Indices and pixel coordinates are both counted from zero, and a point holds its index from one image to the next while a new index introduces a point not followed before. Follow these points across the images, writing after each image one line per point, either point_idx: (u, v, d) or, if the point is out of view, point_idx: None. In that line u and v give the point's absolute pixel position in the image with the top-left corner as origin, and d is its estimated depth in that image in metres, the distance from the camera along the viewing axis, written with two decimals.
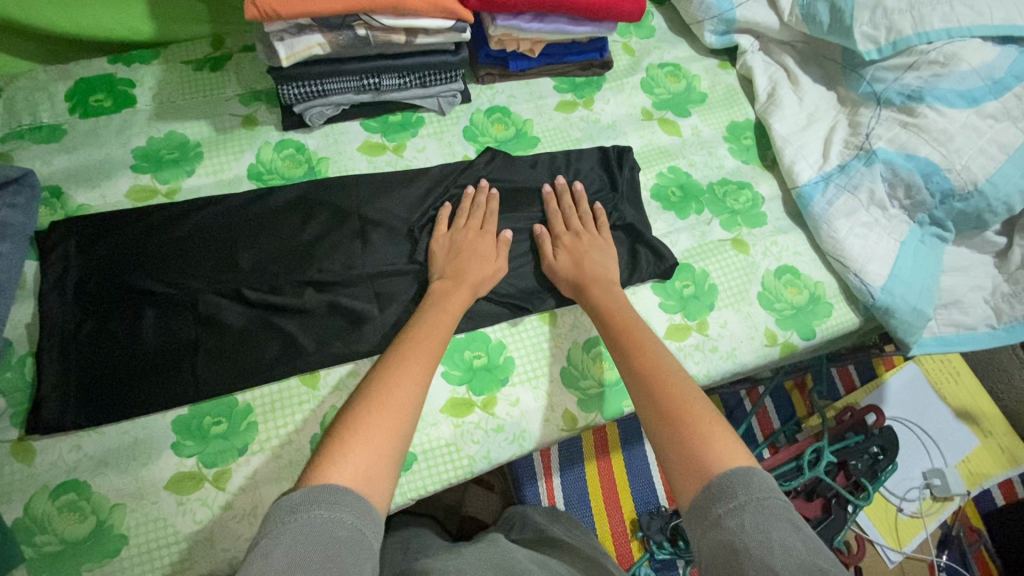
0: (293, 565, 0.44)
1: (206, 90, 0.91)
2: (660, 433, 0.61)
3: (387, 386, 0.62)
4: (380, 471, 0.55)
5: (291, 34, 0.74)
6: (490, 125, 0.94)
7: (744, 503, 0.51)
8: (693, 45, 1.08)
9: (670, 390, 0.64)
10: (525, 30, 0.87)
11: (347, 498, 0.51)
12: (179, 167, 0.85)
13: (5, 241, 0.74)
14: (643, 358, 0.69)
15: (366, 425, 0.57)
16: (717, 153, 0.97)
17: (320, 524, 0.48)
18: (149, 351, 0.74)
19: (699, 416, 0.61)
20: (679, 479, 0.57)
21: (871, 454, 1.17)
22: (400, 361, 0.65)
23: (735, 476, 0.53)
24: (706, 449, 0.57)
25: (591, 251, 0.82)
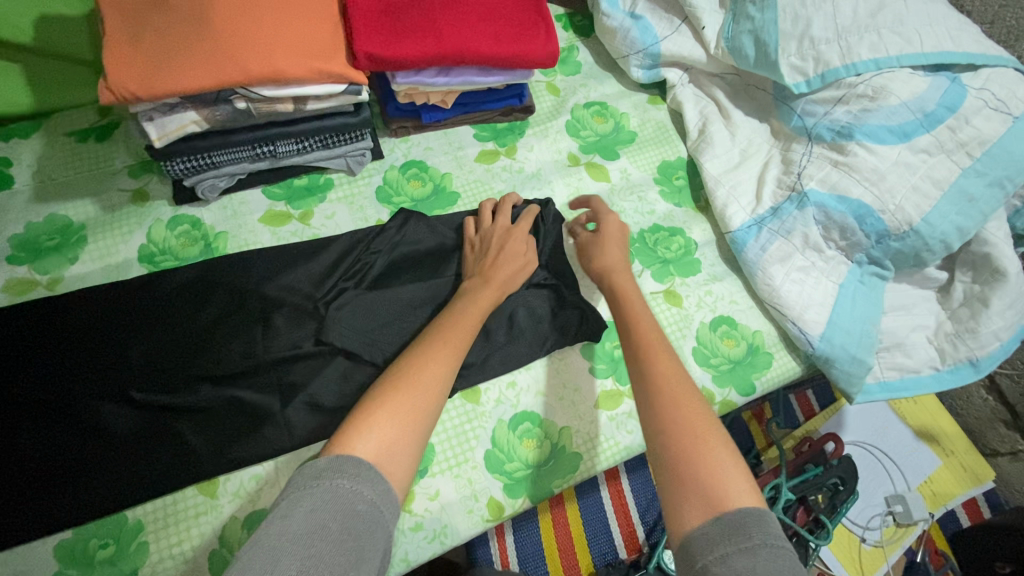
0: (310, 531, 0.44)
1: (92, 163, 0.84)
2: (666, 428, 0.57)
3: (422, 370, 0.61)
4: (403, 452, 0.55)
5: (162, 113, 0.68)
6: (406, 183, 0.89)
7: (758, 545, 0.46)
8: (621, 79, 1.03)
9: (679, 391, 0.60)
10: (431, 84, 0.81)
11: (367, 472, 0.51)
12: (61, 255, 0.78)
13: None
14: (659, 355, 0.65)
15: (395, 403, 0.57)
16: (647, 198, 0.93)
17: (340, 490, 0.48)
18: (24, 467, 0.67)
19: (709, 427, 0.57)
20: (677, 495, 0.52)
21: (832, 485, 1.14)
22: (433, 345, 0.65)
23: (751, 514, 0.48)
24: (708, 463, 0.53)
25: (614, 242, 0.82)
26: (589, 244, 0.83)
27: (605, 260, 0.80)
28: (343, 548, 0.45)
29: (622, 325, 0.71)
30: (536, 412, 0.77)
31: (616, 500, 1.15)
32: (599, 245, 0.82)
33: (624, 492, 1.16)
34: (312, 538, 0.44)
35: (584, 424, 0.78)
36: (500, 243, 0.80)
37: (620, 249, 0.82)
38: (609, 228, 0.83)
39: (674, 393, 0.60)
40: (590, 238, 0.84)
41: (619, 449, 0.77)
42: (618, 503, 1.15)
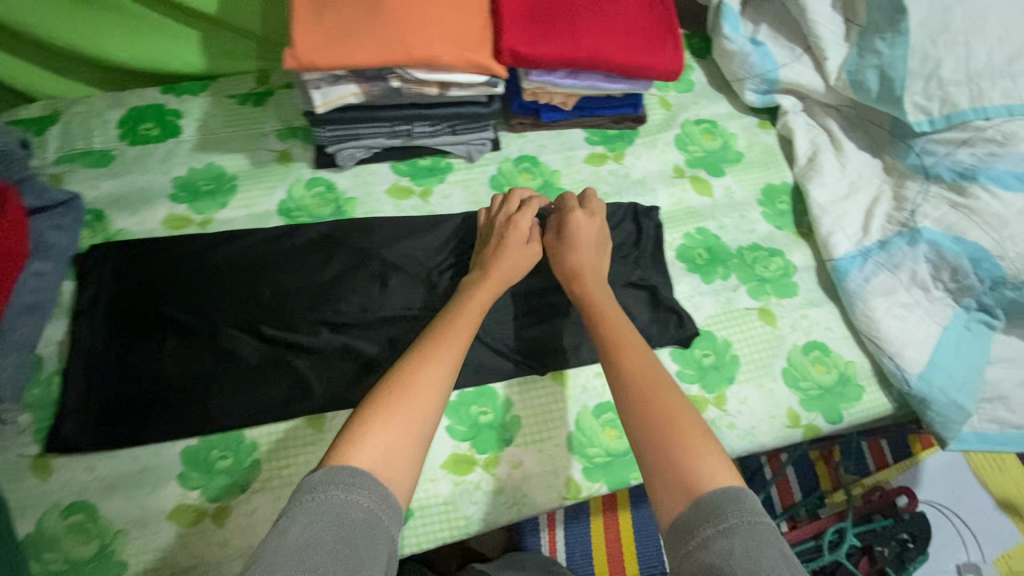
0: (307, 546, 0.44)
1: (247, 124, 0.94)
2: (647, 431, 0.57)
3: (420, 371, 0.59)
4: (403, 459, 0.53)
5: (328, 83, 0.75)
6: (517, 175, 0.94)
7: (734, 525, 0.47)
8: (732, 101, 1.05)
9: (657, 390, 0.60)
10: (559, 84, 0.86)
11: (366, 480, 0.49)
12: (214, 199, 0.88)
13: (48, 261, 0.79)
14: (633, 353, 0.64)
15: (393, 404, 0.55)
16: (748, 217, 0.94)
17: (334, 507, 0.46)
18: (164, 377, 0.75)
19: (683, 418, 0.57)
20: (661, 490, 0.53)
21: (899, 541, 1.10)
22: (436, 344, 0.63)
23: (725, 496, 0.49)
24: (694, 460, 0.53)
25: (588, 237, 0.80)
26: (557, 240, 0.80)
27: (579, 260, 0.78)
28: (343, 555, 0.44)
29: (595, 326, 0.70)
30: None
31: None
32: (570, 241, 0.79)
33: None
34: (309, 554, 0.43)
35: None
36: (500, 234, 0.80)
37: (591, 245, 0.79)
38: (581, 222, 0.80)
39: (649, 390, 0.60)
40: (556, 232, 0.81)
41: None
42: None
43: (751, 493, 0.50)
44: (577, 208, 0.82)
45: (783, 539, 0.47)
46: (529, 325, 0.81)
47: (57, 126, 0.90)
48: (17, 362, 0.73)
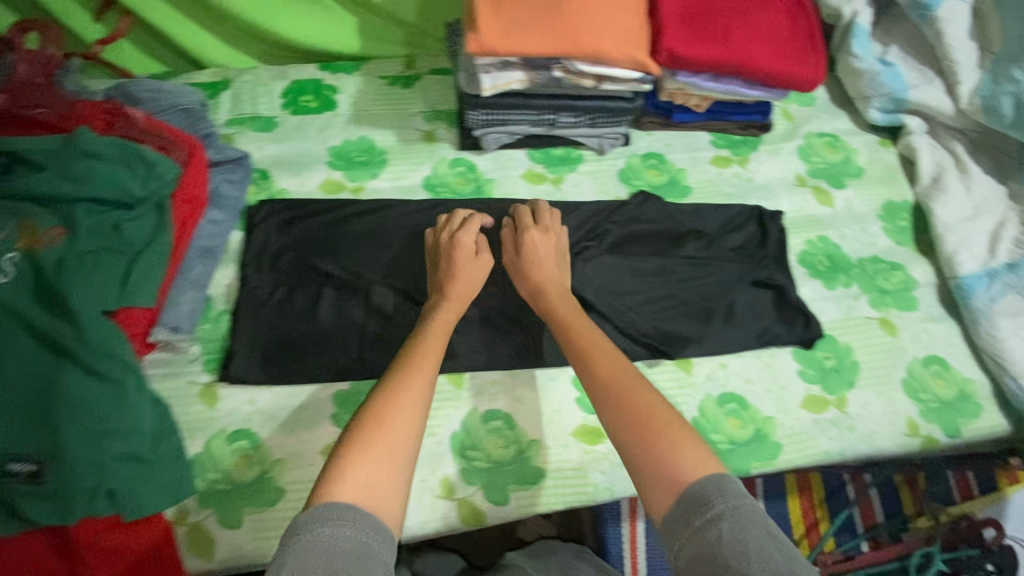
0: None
1: (397, 103, 1.01)
2: (628, 437, 0.58)
3: (396, 399, 0.58)
4: (386, 485, 0.53)
5: (497, 69, 0.81)
6: (645, 171, 0.97)
7: (722, 511, 0.49)
8: (854, 118, 1.08)
9: (630, 395, 0.60)
10: (701, 87, 0.90)
11: (352, 513, 0.50)
12: (367, 169, 0.95)
13: (222, 211, 0.87)
14: (603, 362, 0.64)
15: (372, 433, 0.56)
16: (869, 230, 0.96)
17: (322, 541, 0.47)
18: (323, 325, 0.82)
19: (659, 416, 0.58)
20: (651, 490, 0.54)
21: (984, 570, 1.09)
22: (411, 367, 0.63)
23: (709, 484, 0.52)
24: (674, 455, 0.55)
25: (545, 249, 0.79)
26: (514, 256, 0.80)
27: (537, 280, 0.77)
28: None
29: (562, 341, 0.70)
30: (743, 396, 0.82)
31: None
32: (528, 259, 0.79)
33: None
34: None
35: (789, 419, 0.81)
36: (448, 253, 0.80)
37: (548, 262, 0.78)
38: (535, 240, 0.80)
39: (622, 394, 0.61)
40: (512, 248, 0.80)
41: (818, 451, 0.80)
42: None
43: (735, 477, 0.53)
44: (531, 226, 0.81)
45: (769, 514, 0.50)
46: (658, 311, 0.85)
47: (227, 92, 0.98)
48: (195, 298, 0.82)
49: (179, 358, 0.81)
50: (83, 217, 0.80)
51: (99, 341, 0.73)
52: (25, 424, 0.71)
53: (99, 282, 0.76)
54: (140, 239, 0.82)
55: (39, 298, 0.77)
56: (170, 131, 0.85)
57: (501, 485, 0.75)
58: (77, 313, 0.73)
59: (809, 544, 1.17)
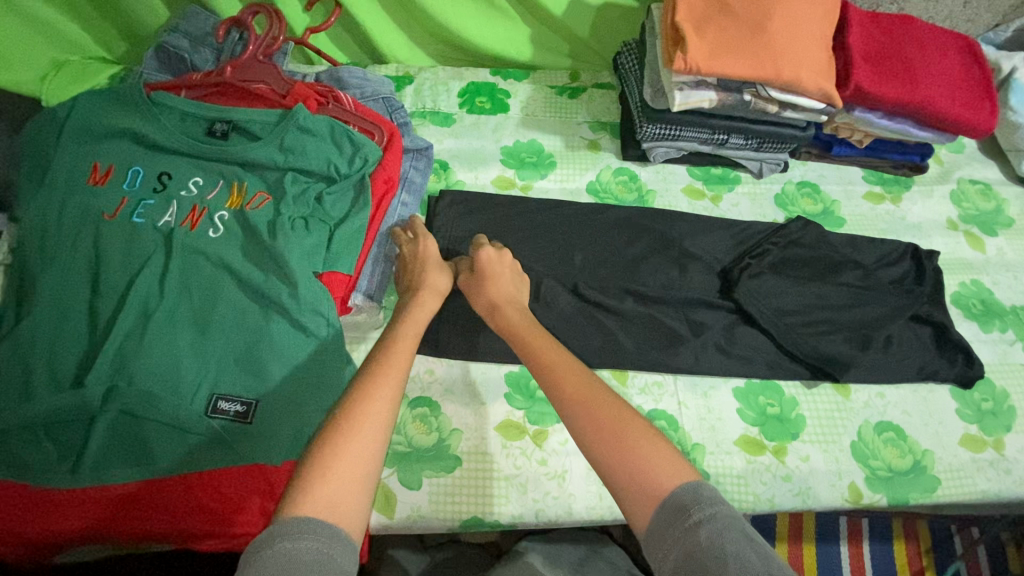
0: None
1: (563, 112, 1.07)
2: (598, 449, 0.55)
3: (361, 408, 0.56)
4: (350, 497, 0.51)
5: (690, 87, 0.86)
6: (800, 197, 1.01)
7: (700, 521, 0.47)
8: (1003, 169, 1.09)
9: (594, 405, 0.58)
10: (873, 123, 0.93)
11: (314, 525, 0.48)
12: (536, 170, 1.01)
13: (409, 194, 0.94)
14: (570, 376, 0.62)
15: (331, 445, 0.53)
16: (1022, 279, 0.97)
17: (285, 555, 0.45)
18: None
19: (631, 425, 0.56)
20: (628, 503, 0.52)
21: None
22: (376, 378, 0.60)
23: (682, 492, 0.49)
24: (644, 458, 0.53)
25: (501, 269, 0.80)
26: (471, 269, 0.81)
27: (485, 296, 0.78)
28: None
29: (522, 357, 0.68)
30: (901, 426, 0.83)
31: (854, 561, 1.16)
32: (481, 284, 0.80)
33: (864, 556, 1.17)
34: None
35: (947, 454, 0.82)
36: (417, 260, 0.83)
37: (494, 276, 0.79)
38: (492, 260, 0.81)
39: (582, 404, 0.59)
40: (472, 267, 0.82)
41: (976, 490, 0.80)
42: (856, 565, 1.16)
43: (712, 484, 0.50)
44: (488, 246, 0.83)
45: (746, 519, 0.48)
46: (818, 333, 0.86)
47: (411, 86, 1.06)
48: (384, 271, 0.89)
49: (367, 322, 0.90)
50: (291, 185, 0.87)
51: (309, 298, 0.80)
52: (237, 364, 0.78)
53: (311, 246, 0.83)
54: (337, 213, 0.87)
55: (249, 255, 0.84)
56: (374, 116, 0.93)
57: None
58: (294, 270, 0.80)
59: None
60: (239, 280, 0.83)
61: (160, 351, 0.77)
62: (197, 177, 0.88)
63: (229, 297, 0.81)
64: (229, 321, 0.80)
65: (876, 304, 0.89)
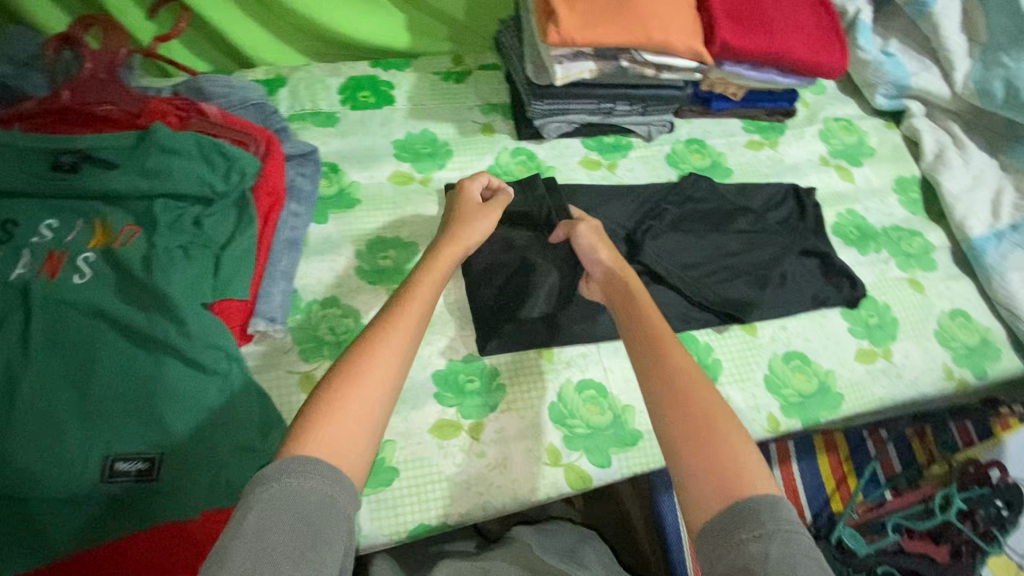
0: (265, 529, 0.44)
1: (451, 98, 1.04)
2: (681, 438, 0.55)
3: (375, 356, 0.57)
4: (356, 441, 0.52)
5: (568, 59, 0.87)
6: (689, 155, 1.05)
7: (771, 531, 0.46)
8: (861, 104, 1.19)
9: (692, 395, 0.57)
10: (742, 76, 0.98)
11: (319, 467, 0.49)
12: (433, 160, 0.98)
13: (301, 203, 0.88)
14: (677, 353, 0.62)
15: (344, 394, 0.54)
16: (888, 202, 1.07)
17: (289, 492, 0.47)
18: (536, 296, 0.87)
19: (724, 422, 0.55)
20: (694, 486, 0.52)
21: (995, 508, 1.14)
22: (390, 326, 0.61)
23: (762, 502, 0.48)
24: (727, 451, 0.53)
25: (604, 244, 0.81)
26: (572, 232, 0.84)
27: (602, 260, 0.79)
28: (298, 535, 0.45)
29: (628, 326, 0.69)
30: (805, 352, 0.90)
31: (786, 481, 1.26)
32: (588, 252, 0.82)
33: (794, 475, 1.27)
34: (268, 532, 0.44)
35: (846, 370, 0.90)
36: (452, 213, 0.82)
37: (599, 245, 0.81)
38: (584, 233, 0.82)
39: (675, 386, 0.59)
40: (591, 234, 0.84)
41: (874, 398, 0.89)
42: (789, 485, 1.26)
43: (788, 501, 0.49)
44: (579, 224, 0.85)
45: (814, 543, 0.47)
46: (720, 281, 0.91)
47: (284, 89, 0.99)
48: (284, 289, 0.82)
49: (273, 349, 0.81)
50: (161, 212, 0.79)
51: (202, 332, 0.73)
52: (130, 420, 0.70)
53: (194, 276, 0.76)
54: (220, 235, 0.81)
55: (124, 296, 0.75)
56: (246, 124, 0.87)
57: (603, 449, 0.80)
58: (178, 304, 0.73)
59: (841, 498, 1.26)
60: (118, 326, 0.74)
61: (35, 422, 0.67)
62: (49, 220, 0.78)
63: (108, 347, 0.72)
64: (113, 373, 0.71)
65: (769, 245, 0.95)
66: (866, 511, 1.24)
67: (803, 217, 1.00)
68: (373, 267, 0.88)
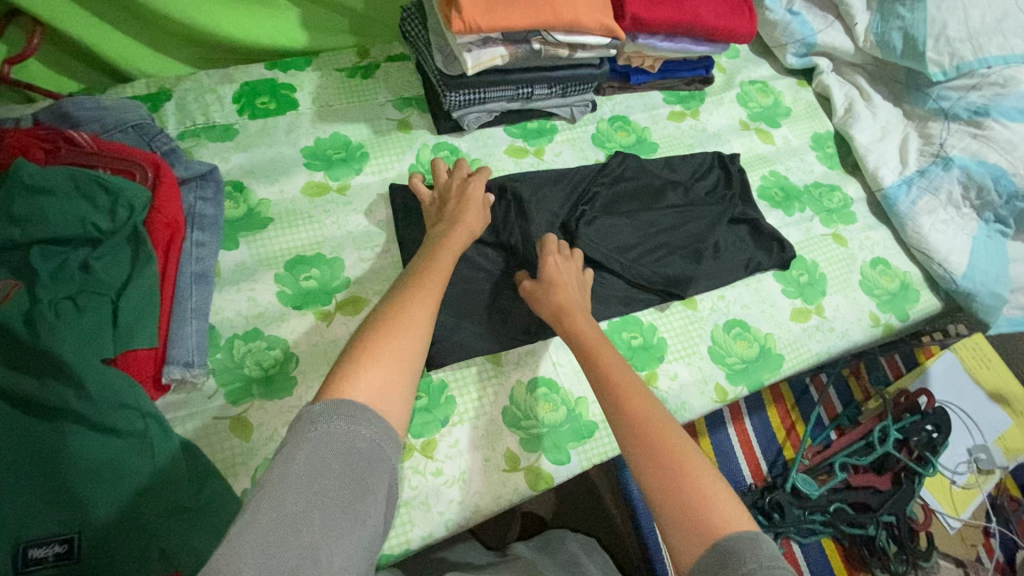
0: (315, 471, 0.45)
1: (361, 95, 0.98)
2: (653, 476, 0.55)
3: (404, 314, 0.60)
4: (398, 388, 0.54)
5: (478, 46, 0.83)
6: (614, 133, 1.04)
7: (752, 570, 0.46)
8: (773, 65, 1.21)
9: (661, 433, 0.58)
10: (656, 48, 0.97)
11: (368, 412, 0.50)
12: (349, 166, 0.92)
13: (205, 231, 0.80)
14: (635, 395, 0.63)
15: (381, 348, 0.56)
16: (807, 160, 1.10)
17: (340, 435, 0.47)
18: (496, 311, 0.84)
19: (694, 461, 0.56)
20: (675, 531, 0.51)
21: (926, 433, 1.22)
22: (413, 295, 0.64)
23: (740, 540, 0.48)
24: (701, 490, 0.53)
25: (572, 283, 0.80)
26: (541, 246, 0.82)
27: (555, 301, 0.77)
28: (347, 481, 0.46)
29: (592, 372, 0.69)
30: (744, 319, 0.92)
31: (741, 437, 1.31)
32: (556, 280, 0.79)
33: (748, 431, 1.32)
34: (318, 476, 0.45)
35: (784, 331, 0.93)
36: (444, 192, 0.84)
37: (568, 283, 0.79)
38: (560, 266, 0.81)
39: (642, 430, 0.59)
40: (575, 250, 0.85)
41: (811, 353, 0.92)
42: (743, 440, 1.31)
43: (766, 537, 0.49)
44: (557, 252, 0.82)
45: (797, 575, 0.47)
46: (656, 259, 0.91)
47: (169, 103, 0.89)
48: (199, 328, 0.75)
49: (195, 395, 0.74)
50: (40, 261, 0.70)
51: (107, 392, 0.65)
52: (35, 501, 0.62)
53: (88, 330, 0.67)
54: (115, 278, 0.72)
55: (7, 363, 0.66)
56: (128, 151, 0.78)
57: (562, 446, 0.79)
58: (70, 364, 0.64)
59: (791, 445, 1.32)
60: (6, 398, 0.65)
61: None
62: None
63: None
64: (8, 452, 0.62)
65: (701, 216, 0.95)
66: (815, 454, 1.28)
67: (732, 184, 1.01)
68: (297, 290, 0.82)
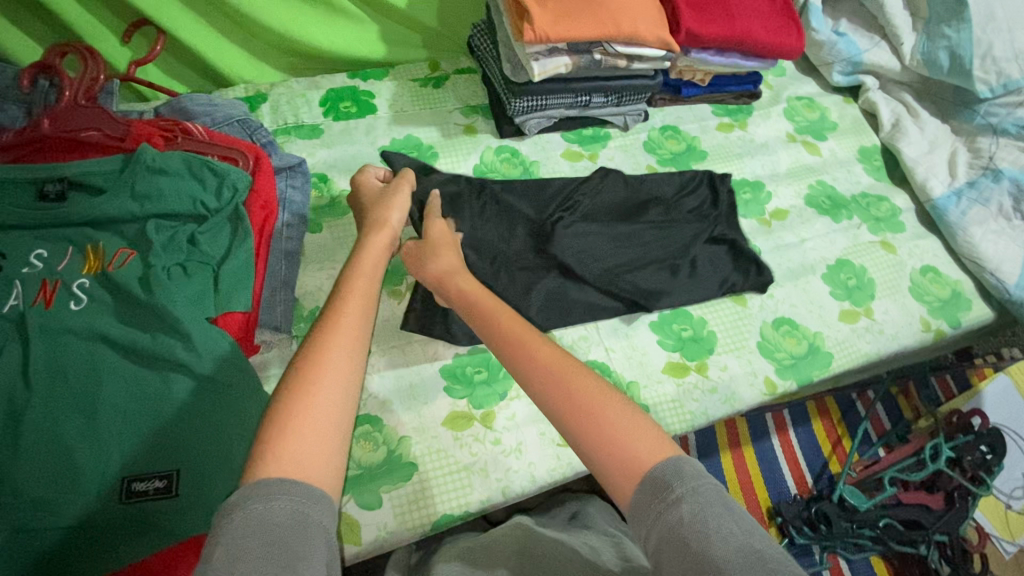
0: (236, 556, 0.42)
1: (432, 103, 1.07)
2: (563, 421, 0.56)
3: (321, 364, 0.57)
4: (321, 453, 0.51)
5: (544, 56, 0.91)
6: (665, 141, 1.09)
7: (682, 495, 0.47)
8: (820, 82, 1.26)
9: (568, 378, 0.58)
10: (707, 61, 1.03)
11: (287, 486, 0.48)
12: (420, 164, 1.00)
13: (293, 215, 0.89)
14: (532, 347, 0.62)
15: (292, 413, 0.52)
16: (854, 172, 1.13)
17: (256, 516, 0.45)
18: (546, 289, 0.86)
19: (607, 400, 0.56)
20: (603, 469, 0.53)
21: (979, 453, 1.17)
22: (326, 333, 0.60)
23: (667, 466, 0.49)
24: (606, 425, 0.54)
25: (433, 252, 0.79)
26: (400, 230, 0.81)
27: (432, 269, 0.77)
28: (274, 555, 0.43)
29: (484, 333, 0.68)
30: (793, 317, 0.95)
31: (785, 448, 1.31)
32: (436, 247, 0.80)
33: (793, 441, 1.32)
34: (239, 560, 0.42)
35: (833, 330, 0.94)
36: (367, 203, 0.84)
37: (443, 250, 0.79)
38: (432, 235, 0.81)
39: (552, 381, 0.58)
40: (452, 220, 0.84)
41: (859, 353, 0.94)
42: (788, 451, 1.30)
43: (691, 458, 0.51)
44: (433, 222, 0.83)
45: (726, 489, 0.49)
46: (628, 269, 0.90)
47: (266, 105, 1.00)
48: (286, 300, 0.84)
49: (281, 356, 0.84)
50: (155, 234, 0.79)
51: (210, 348, 0.73)
52: (141, 442, 0.68)
53: (194, 293, 0.76)
54: (216, 251, 0.81)
55: (129, 320, 0.74)
56: (233, 140, 0.87)
57: None
58: (182, 322, 0.73)
59: (838, 459, 1.31)
60: (120, 350, 0.72)
61: (45, 451, 0.65)
62: (40, 248, 0.75)
63: (113, 370, 0.70)
64: (120, 396, 0.69)
65: (689, 230, 0.95)
66: (863, 468, 1.27)
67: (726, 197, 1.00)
68: None
